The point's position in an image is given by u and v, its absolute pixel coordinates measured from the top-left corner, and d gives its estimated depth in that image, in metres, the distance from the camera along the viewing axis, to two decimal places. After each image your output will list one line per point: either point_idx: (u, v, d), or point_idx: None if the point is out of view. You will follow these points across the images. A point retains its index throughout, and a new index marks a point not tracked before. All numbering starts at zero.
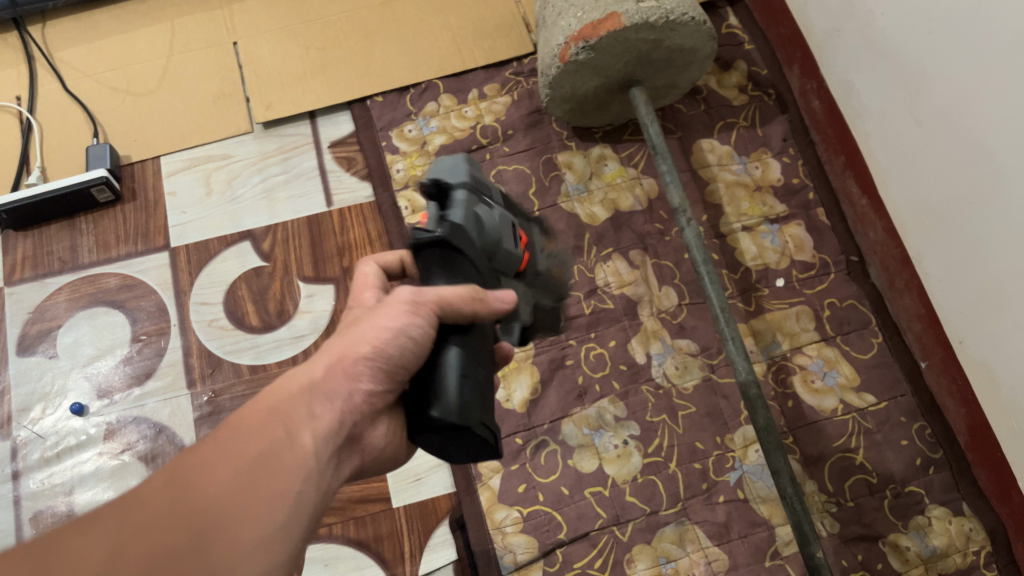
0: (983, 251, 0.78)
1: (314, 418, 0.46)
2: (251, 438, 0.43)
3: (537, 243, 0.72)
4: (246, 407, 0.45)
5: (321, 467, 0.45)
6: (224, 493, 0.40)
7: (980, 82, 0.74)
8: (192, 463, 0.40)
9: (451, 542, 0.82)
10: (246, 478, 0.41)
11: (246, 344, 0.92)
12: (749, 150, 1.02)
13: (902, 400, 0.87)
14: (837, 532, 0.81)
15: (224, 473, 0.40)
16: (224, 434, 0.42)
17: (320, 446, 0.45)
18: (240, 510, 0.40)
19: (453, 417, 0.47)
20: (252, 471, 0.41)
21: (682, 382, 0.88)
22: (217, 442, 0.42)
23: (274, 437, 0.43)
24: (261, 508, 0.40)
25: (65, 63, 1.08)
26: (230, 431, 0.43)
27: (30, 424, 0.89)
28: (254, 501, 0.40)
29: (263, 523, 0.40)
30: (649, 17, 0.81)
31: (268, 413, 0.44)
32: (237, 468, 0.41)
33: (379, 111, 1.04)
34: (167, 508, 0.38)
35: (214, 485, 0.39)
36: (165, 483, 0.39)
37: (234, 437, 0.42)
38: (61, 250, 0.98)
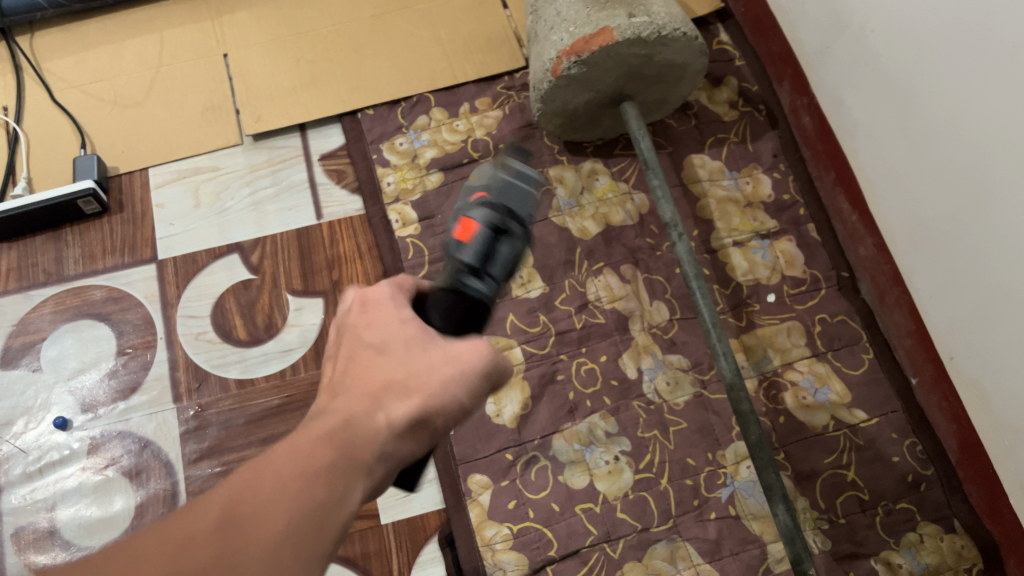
0: (974, 268, 0.78)
1: (360, 467, 0.42)
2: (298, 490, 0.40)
3: None
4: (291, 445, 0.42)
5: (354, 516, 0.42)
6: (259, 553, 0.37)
7: (970, 100, 0.75)
8: (246, 500, 0.39)
9: (439, 560, 0.81)
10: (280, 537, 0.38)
11: (234, 358, 0.91)
12: (740, 165, 1.02)
13: (893, 417, 0.87)
14: (829, 549, 0.81)
15: (260, 532, 0.38)
16: (280, 472, 0.40)
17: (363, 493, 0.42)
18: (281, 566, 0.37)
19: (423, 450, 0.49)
20: (291, 528, 0.38)
21: (673, 399, 0.87)
22: (272, 475, 0.40)
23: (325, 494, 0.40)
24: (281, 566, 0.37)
25: (53, 74, 1.07)
26: (284, 468, 0.40)
27: (13, 438, 0.87)
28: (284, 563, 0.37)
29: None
30: (640, 32, 0.82)
31: (319, 454, 0.41)
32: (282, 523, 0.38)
33: (370, 124, 1.04)
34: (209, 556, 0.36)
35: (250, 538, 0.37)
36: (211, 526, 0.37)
37: (286, 480, 0.40)
38: (46, 262, 0.97)
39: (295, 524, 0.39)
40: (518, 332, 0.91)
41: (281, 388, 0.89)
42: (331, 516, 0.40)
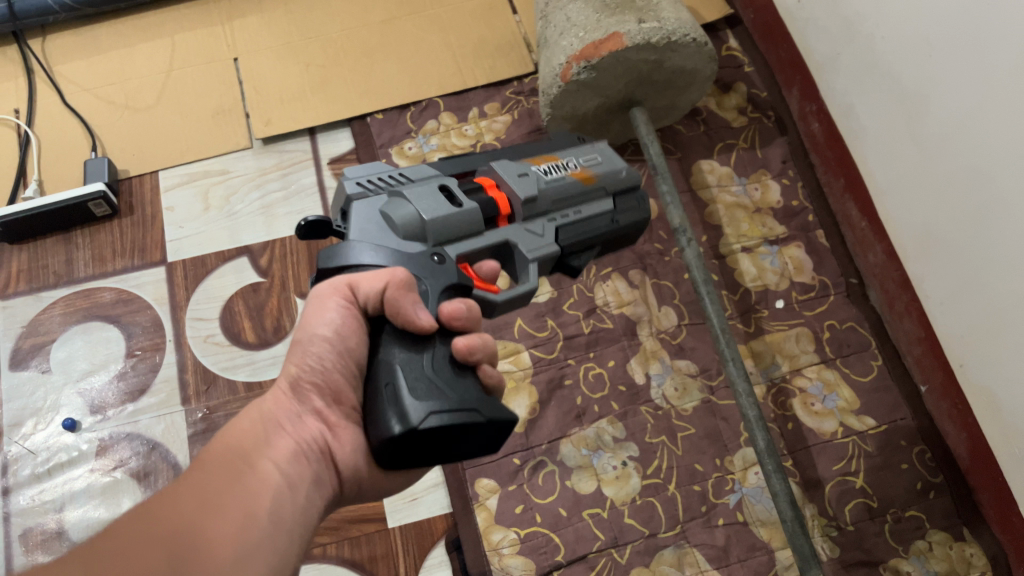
0: (984, 274, 0.77)
1: (271, 447, 0.50)
2: (209, 482, 0.46)
3: (559, 161, 0.69)
4: (206, 453, 0.49)
5: (288, 485, 0.49)
6: (196, 521, 0.43)
7: (980, 107, 0.75)
8: (156, 510, 0.43)
9: (447, 564, 0.80)
10: (216, 508, 0.44)
11: (243, 361, 0.91)
12: (748, 171, 1.02)
13: (902, 424, 0.86)
14: (837, 556, 0.80)
15: (190, 511, 0.43)
16: (194, 474, 0.47)
17: (284, 465, 0.50)
18: (214, 530, 0.43)
19: (401, 429, 0.46)
20: (217, 500, 0.45)
21: (681, 404, 0.88)
22: (185, 483, 0.46)
23: (232, 475, 0.47)
24: (228, 530, 0.43)
25: (65, 77, 1.08)
26: (201, 474, 0.47)
27: (21, 439, 0.87)
28: (227, 526, 0.44)
29: (233, 544, 0.43)
30: (650, 38, 0.82)
31: (230, 454, 0.49)
32: (202, 503, 0.44)
33: (379, 128, 1.04)
34: (147, 540, 0.41)
35: (180, 519, 0.43)
36: (134, 529, 0.42)
37: (200, 477, 0.46)
38: (56, 264, 0.97)
39: (218, 499, 0.45)
40: (525, 336, 0.91)
41: None
42: (263, 489, 0.47)
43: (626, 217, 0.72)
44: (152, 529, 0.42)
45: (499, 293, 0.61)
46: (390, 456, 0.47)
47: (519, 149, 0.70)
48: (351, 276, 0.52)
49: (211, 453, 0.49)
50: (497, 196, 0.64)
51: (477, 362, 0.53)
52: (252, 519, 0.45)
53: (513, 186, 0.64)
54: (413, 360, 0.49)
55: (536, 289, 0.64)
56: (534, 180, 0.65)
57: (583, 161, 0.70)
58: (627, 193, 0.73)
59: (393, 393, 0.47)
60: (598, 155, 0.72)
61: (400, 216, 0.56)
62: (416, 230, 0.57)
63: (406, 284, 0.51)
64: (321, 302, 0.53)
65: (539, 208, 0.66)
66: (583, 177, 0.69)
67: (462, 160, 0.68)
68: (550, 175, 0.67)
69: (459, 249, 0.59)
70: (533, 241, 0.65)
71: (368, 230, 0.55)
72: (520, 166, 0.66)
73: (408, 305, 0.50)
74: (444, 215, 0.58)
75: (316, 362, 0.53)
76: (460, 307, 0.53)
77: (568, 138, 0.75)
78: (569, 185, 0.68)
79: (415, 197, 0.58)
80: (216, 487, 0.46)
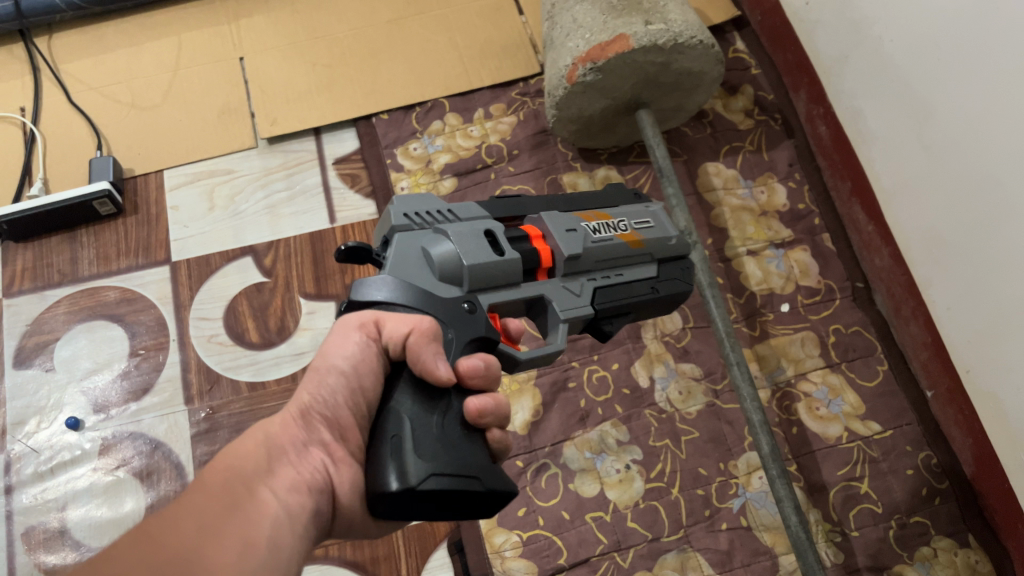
0: (992, 279, 0.77)
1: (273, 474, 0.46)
2: (207, 504, 0.41)
3: (610, 220, 0.66)
4: (203, 472, 0.44)
5: (288, 516, 0.44)
6: (196, 550, 0.38)
7: (990, 111, 0.74)
8: (151, 535, 0.38)
9: (449, 566, 0.80)
10: (216, 534, 0.39)
11: (246, 360, 0.91)
12: (754, 174, 1.02)
13: (907, 429, 0.86)
14: (842, 562, 0.79)
15: (187, 535, 0.38)
16: (190, 495, 0.41)
17: (284, 495, 0.45)
18: (214, 557, 0.38)
19: (396, 486, 0.42)
20: (217, 526, 0.40)
21: (685, 408, 0.87)
22: (182, 503, 0.41)
23: (232, 499, 0.42)
24: (228, 557, 0.38)
25: (71, 75, 1.08)
26: (199, 495, 0.41)
27: (24, 438, 0.87)
28: (228, 554, 0.38)
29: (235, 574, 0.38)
30: (657, 39, 0.82)
31: (229, 474, 0.44)
32: (203, 527, 0.39)
33: (385, 129, 1.04)
34: (140, 569, 0.36)
35: (177, 544, 0.37)
36: (125, 555, 0.37)
37: (199, 499, 0.41)
38: (61, 262, 0.97)
39: (219, 524, 0.40)
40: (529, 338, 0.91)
41: (292, 391, 0.89)
42: (263, 517, 0.42)
43: (668, 288, 0.69)
44: (146, 556, 0.36)
45: (523, 350, 0.57)
46: (375, 508, 0.44)
47: (570, 200, 0.67)
48: (380, 314, 0.50)
49: (206, 472, 0.44)
50: (541, 247, 0.60)
51: (486, 426, 0.50)
52: (253, 547, 0.40)
53: (560, 240, 0.60)
54: (423, 416, 0.47)
55: (561, 351, 0.59)
56: (581, 237, 0.62)
57: (634, 223, 0.67)
58: (671, 264, 0.71)
59: (397, 446, 0.44)
60: (649, 219, 0.69)
61: (439, 255, 0.52)
62: (453, 274, 0.53)
63: (432, 334, 0.49)
64: (346, 333, 0.50)
65: (582, 266, 0.63)
66: (628, 239, 0.66)
67: (514, 200, 0.64)
68: (598, 233, 0.64)
69: (493, 299, 0.56)
70: (570, 300, 0.62)
71: (408, 266, 0.51)
72: (570, 220, 0.63)
73: (428, 355, 0.48)
74: (487, 262, 0.54)
75: (330, 394, 0.50)
76: (477, 364, 0.50)
77: (622, 193, 0.72)
78: (615, 248, 0.65)
79: (460, 238, 0.54)
80: (216, 511, 0.41)
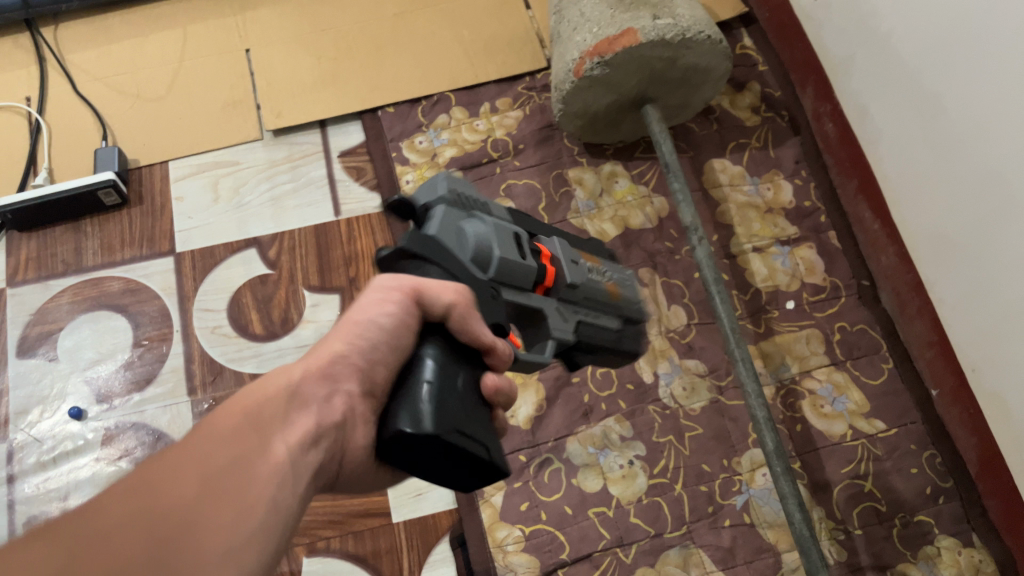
0: (999, 278, 0.76)
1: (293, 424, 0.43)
2: (211, 453, 0.37)
3: (601, 267, 0.68)
4: (211, 415, 0.40)
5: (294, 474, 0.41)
6: (196, 509, 0.34)
7: (999, 109, 0.74)
8: (151, 480, 0.35)
9: (450, 560, 0.80)
10: (218, 491, 0.36)
11: (249, 352, 0.91)
12: (761, 171, 1.02)
13: (912, 428, 0.86)
14: (845, 560, 0.79)
15: (185, 489, 0.35)
16: (197, 439, 0.38)
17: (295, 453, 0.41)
18: (211, 519, 0.34)
19: (419, 433, 0.42)
20: (222, 482, 0.36)
21: (690, 404, 0.87)
22: (188, 447, 0.37)
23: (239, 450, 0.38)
24: (225, 520, 0.35)
25: (77, 66, 1.08)
26: (206, 440, 0.38)
27: (27, 428, 0.87)
28: (228, 514, 0.35)
29: (232, 539, 0.35)
30: (665, 34, 0.81)
31: (240, 420, 0.40)
32: (206, 481, 0.36)
33: (390, 122, 1.04)
34: (129, 523, 0.32)
35: (173, 501, 0.34)
36: (121, 503, 0.33)
37: (207, 445, 0.38)
38: (65, 252, 0.97)
39: (223, 479, 0.37)
40: None
41: None
42: (269, 475, 0.39)
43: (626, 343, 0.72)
44: (142, 507, 0.33)
45: (519, 350, 0.57)
46: (384, 452, 0.44)
47: (569, 235, 0.68)
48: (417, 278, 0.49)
49: (216, 414, 0.41)
50: (550, 266, 0.60)
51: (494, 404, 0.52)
52: (256, 508, 0.37)
53: (566, 267, 0.61)
54: (449, 376, 0.47)
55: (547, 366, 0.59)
56: (581, 272, 0.63)
57: (617, 279, 0.70)
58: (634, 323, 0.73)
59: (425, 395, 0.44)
60: (627, 278, 0.72)
61: (478, 238, 0.52)
62: (485, 260, 0.53)
63: (469, 305, 0.49)
64: (386, 296, 0.48)
65: (575, 298, 0.63)
66: (613, 290, 0.68)
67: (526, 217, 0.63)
68: (593, 274, 0.65)
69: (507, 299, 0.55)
70: (560, 321, 0.61)
71: (449, 238, 0.51)
72: (574, 254, 0.64)
73: (475, 323, 0.49)
74: (516, 261, 0.54)
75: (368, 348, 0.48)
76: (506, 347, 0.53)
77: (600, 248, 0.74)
78: (603, 291, 0.66)
79: (499, 231, 0.54)
80: (222, 463, 0.37)
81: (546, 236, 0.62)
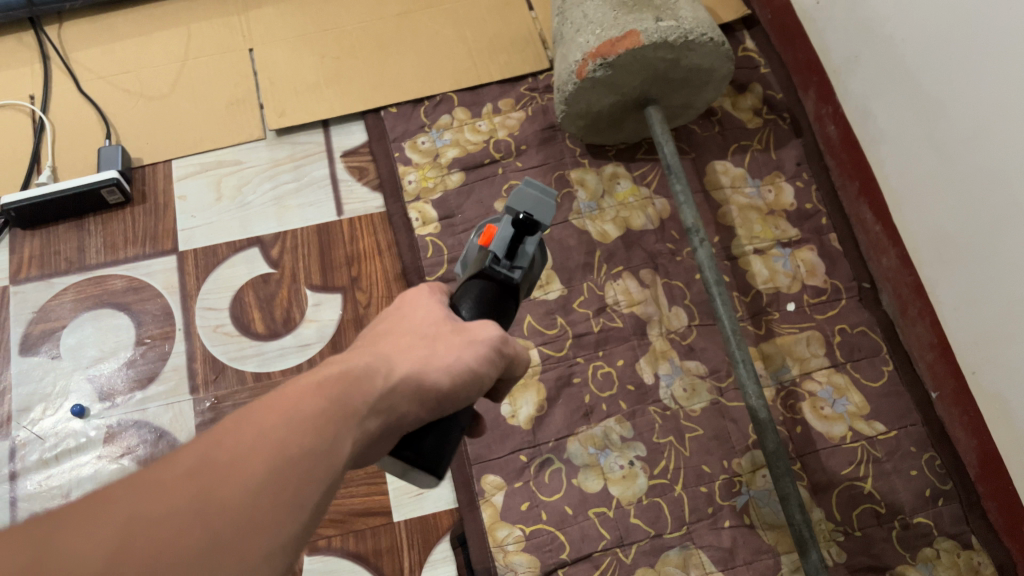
0: (1000, 281, 0.77)
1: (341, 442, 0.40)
2: (268, 442, 0.35)
3: None
4: (277, 394, 0.37)
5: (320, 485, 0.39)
6: (252, 507, 0.33)
7: (1001, 112, 0.74)
8: (212, 467, 0.33)
9: (451, 560, 0.81)
10: (277, 486, 0.34)
11: (251, 351, 0.91)
12: (762, 173, 1.02)
13: (912, 430, 0.86)
14: (844, 561, 0.80)
15: (235, 486, 0.33)
16: (268, 416, 0.36)
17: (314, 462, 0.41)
18: (257, 523, 0.33)
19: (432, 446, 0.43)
20: (283, 475, 0.34)
21: (690, 405, 0.87)
22: (256, 427, 0.35)
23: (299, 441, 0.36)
24: (271, 522, 0.33)
25: (81, 64, 1.08)
26: (277, 423, 0.36)
27: (30, 425, 0.88)
28: (280, 515, 0.34)
29: (274, 544, 0.33)
30: (667, 36, 0.81)
31: (301, 405, 0.37)
32: (269, 473, 0.34)
33: (393, 122, 1.04)
34: (178, 522, 0.31)
35: (222, 501, 0.32)
36: (176, 491, 0.32)
37: (276, 426, 0.36)
38: (68, 250, 0.98)
39: (286, 470, 0.35)
40: (535, 333, 0.91)
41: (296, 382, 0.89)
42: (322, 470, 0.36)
43: None
44: (198, 499, 0.32)
45: None
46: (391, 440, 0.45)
47: None
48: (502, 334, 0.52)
49: (281, 394, 0.38)
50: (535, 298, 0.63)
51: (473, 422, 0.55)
52: (307, 508, 0.35)
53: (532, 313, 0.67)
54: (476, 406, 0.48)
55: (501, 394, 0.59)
56: None
57: None
58: None
59: None
60: None
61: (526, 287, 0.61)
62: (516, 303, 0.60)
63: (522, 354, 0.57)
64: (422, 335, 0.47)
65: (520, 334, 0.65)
66: None
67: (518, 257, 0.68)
68: None
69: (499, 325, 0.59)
70: None
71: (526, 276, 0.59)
72: None
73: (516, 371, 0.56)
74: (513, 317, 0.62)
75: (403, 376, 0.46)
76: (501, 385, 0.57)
77: None
78: None
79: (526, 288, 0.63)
80: (289, 451, 0.35)
81: None
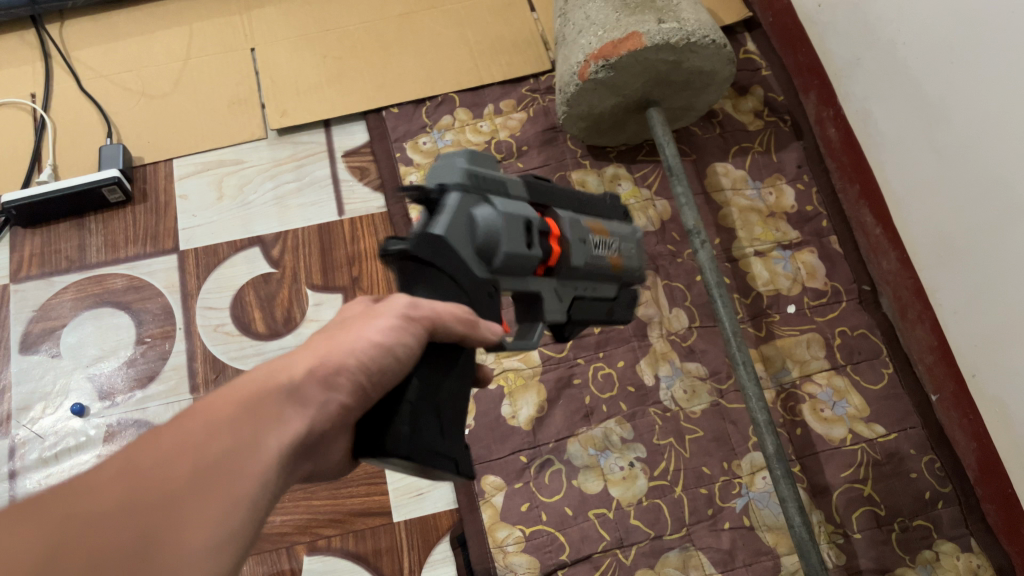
0: (999, 284, 0.77)
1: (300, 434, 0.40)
2: (211, 434, 0.35)
3: (603, 237, 0.63)
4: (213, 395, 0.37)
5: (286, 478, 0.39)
6: (183, 502, 0.31)
7: (1000, 116, 0.74)
8: (140, 468, 0.32)
9: (450, 560, 0.81)
10: (206, 487, 0.33)
11: (251, 351, 0.91)
12: (763, 175, 1.02)
13: (912, 433, 0.86)
14: (843, 564, 0.80)
15: (176, 476, 0.32)
16: (188, 421, 0.35)
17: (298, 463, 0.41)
18: (200, 512, 0.32)
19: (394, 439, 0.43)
20: (214, 471, 0.33)
21: (690, 407, 0.87)
22: (178, 431, 0.34)
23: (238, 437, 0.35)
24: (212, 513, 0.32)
25: (82, 63, 1.08)
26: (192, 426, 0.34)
27: (29, 423, 0.88)
28: (218, 509, 0.32)
29: (213, 536, 0.32)
30: (669, 38, 0.82)
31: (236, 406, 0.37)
32: (196, 471, 0.33)
33: (394, 122, 1.04)
34: (116, 511, 0.30)
35: (163, 485, 0.31)
36: (106, 489, 0.30)
37: (197, 430, 0.35)
38: (68, 249, 0.97)
39: (216, 467, 0.34)
40: None
41: None
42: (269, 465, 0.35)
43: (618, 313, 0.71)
44: (124, 506, 0.30)
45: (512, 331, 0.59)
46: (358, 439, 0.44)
47: (583, 198, 0.64)
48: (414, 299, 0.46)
49: (215, 396, 0.37)
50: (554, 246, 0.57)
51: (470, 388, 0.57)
52: (242, 502, 0.34)
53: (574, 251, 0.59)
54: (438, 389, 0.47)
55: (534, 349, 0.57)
56: (586, 249, 0.60)
57: (616, 244, 0.65)
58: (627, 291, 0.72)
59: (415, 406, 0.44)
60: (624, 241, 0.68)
61: (485, 232, 0.49)
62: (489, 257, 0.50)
63: (469, 319, 0.47)
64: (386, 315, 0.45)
65: (574, 276, 0.61)
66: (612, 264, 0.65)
67: (546, 184, 0.59)
68: (597, 251, 0.62)
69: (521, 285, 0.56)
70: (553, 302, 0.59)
71: (457, 234, 0.48)
72: (588, 233, 0.61)
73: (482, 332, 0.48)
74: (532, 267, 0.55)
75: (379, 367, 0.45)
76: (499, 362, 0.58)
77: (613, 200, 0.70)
78: (605, 266, 0.64)
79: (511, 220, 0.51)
80: (218, 449, 0.34)
81: (563, 211, 0.59)
